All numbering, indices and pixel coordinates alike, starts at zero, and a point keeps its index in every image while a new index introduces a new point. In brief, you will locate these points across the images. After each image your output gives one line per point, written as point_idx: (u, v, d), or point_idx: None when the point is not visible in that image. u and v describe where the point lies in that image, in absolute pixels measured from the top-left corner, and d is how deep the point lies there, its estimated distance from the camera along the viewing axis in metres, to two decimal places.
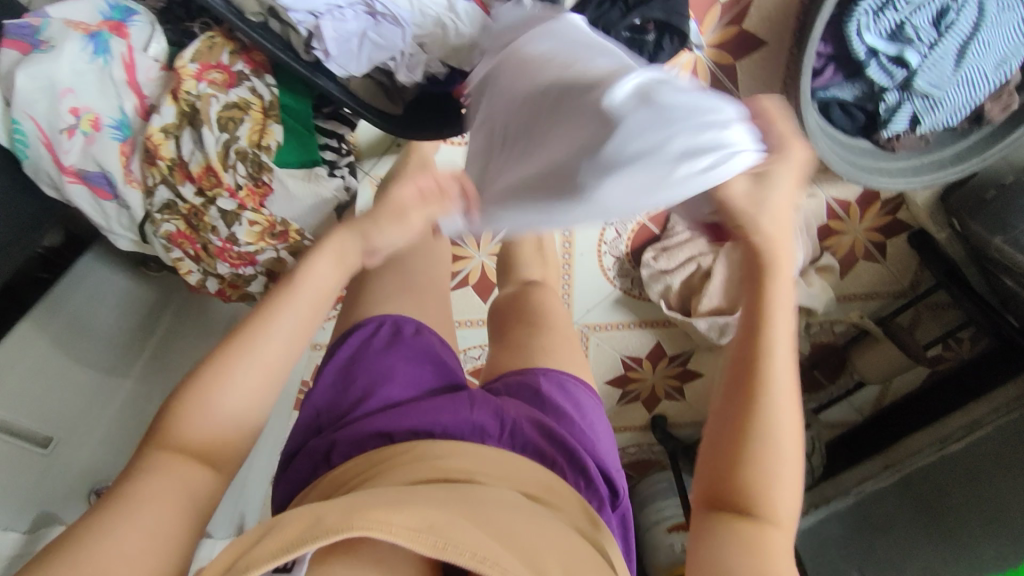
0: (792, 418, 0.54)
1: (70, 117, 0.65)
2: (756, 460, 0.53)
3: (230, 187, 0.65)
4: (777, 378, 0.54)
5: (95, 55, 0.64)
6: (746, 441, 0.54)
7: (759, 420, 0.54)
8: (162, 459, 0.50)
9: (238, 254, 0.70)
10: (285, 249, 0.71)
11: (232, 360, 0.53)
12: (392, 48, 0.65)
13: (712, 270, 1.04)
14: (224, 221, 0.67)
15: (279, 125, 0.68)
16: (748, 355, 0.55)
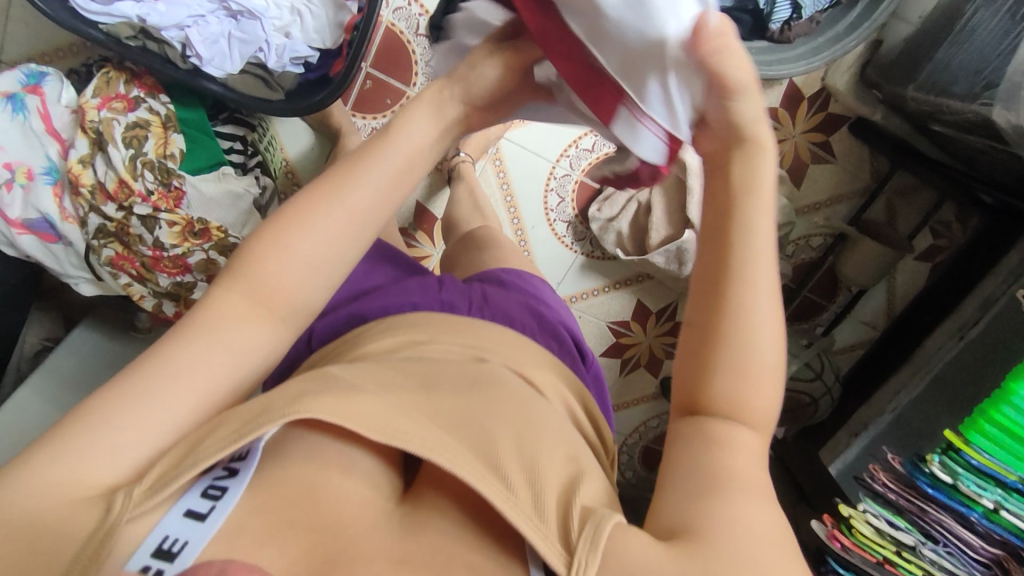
0: (772, 323, 0.49)
1: (5, 172, 0.74)
2: (736, 350, 0.48)
3: (142, 193, 0.73)
4: (756, 270, 0.48)
5: (15, 113, 0.74)
6: (723, 327, 0.49)
7: (733, 307, 0.48)
8: (230, 305, 0.51)
9: (172, 261, 0.76)
10: (211, 247, 0.76)
11: (300, 222, 0.52)
12: (256, 40, 0.73)
13: (650, 203, 1.06)
14: (145, 227, 0.74)
15: (179, 134, 0.76)
16: (723, 237, 0.49)
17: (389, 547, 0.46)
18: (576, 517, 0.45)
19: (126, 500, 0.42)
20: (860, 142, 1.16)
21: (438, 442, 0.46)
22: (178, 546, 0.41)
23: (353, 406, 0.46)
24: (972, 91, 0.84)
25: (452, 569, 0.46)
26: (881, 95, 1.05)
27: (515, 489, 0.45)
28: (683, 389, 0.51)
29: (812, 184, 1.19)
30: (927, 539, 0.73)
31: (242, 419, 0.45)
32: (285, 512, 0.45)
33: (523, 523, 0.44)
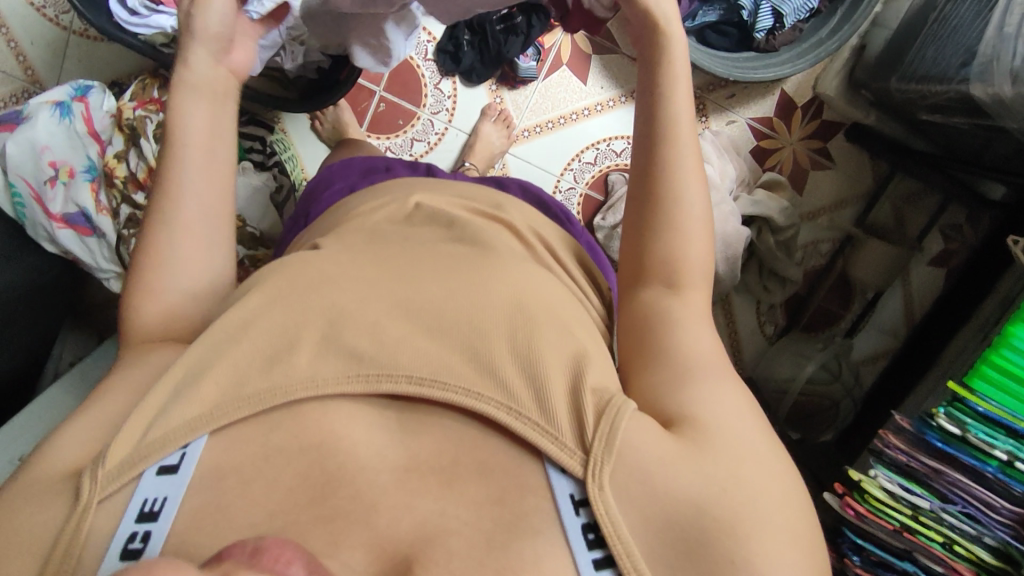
0: (698, 184, 0.55)
1: (50, 169, 0.82)
2: (669, 208, 0.54)
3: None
4: (681, 140, 0.55)
5: (62, 117, 0.84)
6: (658, 195, 0.55)
7: (661, 170, 0.55)
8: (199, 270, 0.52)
9: None
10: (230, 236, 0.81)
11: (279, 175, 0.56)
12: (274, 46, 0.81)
13: None
14: None
15: (204, 132, 0.84)
16: (648, 116, 0.56)
17: (395, 451, 0.46)
18: (590, 401, 0.45)
19: (91, 482, 0.42)
20: (856, 148, 1.21)
21: (439, 360, 0.47)
22: (157, 506, 0.43)
23: (328, 366, 0.47)
24: (949, 75, 0.87)
25: (461, 468, 0.45)
26: (870, 94, 1.09)
27: (521, 402, 0.45)
28: (633, 264, 0.56)
29: (814, 190, 1.23)
30: (945, 501, 0.69)
31: (209, 401, 0.45)
32: (269, 439, 0.46)
33: (536, 434, 0.44)
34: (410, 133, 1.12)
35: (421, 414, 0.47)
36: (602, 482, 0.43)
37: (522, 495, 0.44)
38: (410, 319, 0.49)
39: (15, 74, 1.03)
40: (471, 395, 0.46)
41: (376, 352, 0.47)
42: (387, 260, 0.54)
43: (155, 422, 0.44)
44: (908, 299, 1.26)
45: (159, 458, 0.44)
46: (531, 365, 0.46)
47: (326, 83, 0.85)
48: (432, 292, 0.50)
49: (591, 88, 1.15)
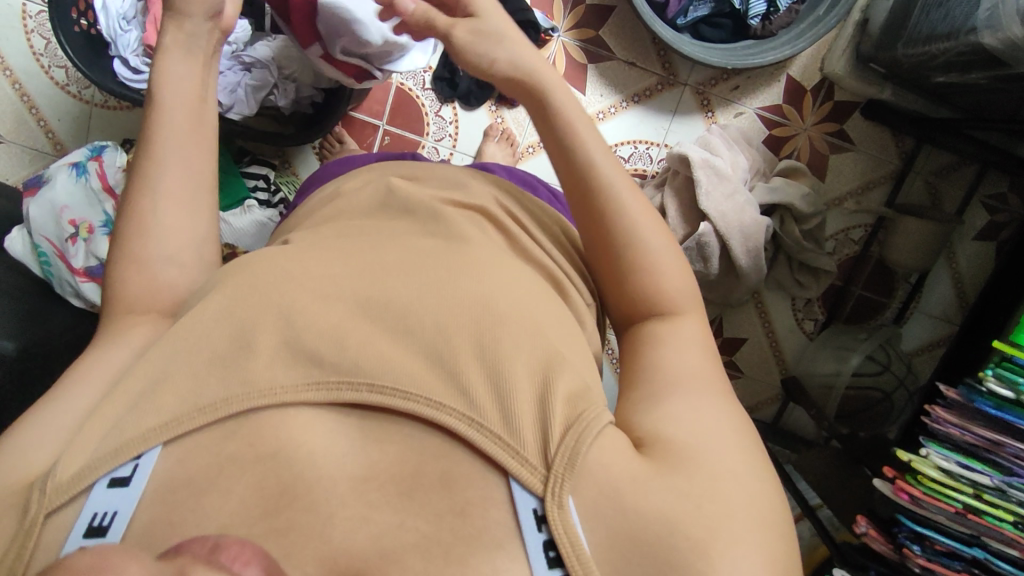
0: (645, 215, 0.53)
1: (70, 227, 0.87)
2: (631, 262, 0.52)
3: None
4: (607, 181, 0.53)
5: (79, 177, 0.89)
6: (616, 251, 0.52)
7: (609, 224, 0.52)
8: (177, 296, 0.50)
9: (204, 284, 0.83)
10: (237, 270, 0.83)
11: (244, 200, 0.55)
12: (266, 84, 0.84)
13: (664, 206, 1.06)
14: None
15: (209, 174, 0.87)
16: (568, 174, 0.54)
17: (354, 459, 0.41)
18: (561, 411, 0.41)
19: (40, 496, 0.38)
20: (877, 124, 1.15)
21: (405, 367, 0.42)
22: (108, 520, 0.38)
23: (285, 371, 0.42)
24: (958, 26, 0.82)
25: (423, 479, 0.40)
26: (880, 67, 1.05)
27: (482, 413, 0.41)
28: (621, 306, 0.53)
29: (837, 174, 1.17)
30: (1011, 475, 0.63)
31: (167, 411, 0.40)
32: (223, 449, 0.40)
33: (496, 449, 0.40)
34: None
35: (381, 424, 0.42)
36: (561, 500, 0.38)
37: (484, 509, 0.39)
38: (373, 319, 0.45)
39: (44, 150, 1.11)
40: (432, 405, 0.41)
41: (338, 359, 0.42)
42: (353, 255, 0.50)
43: (106, 435, 0.40)
44: (957, 279, 1.18)
45: (110, 470, 0.39)
46: (489, 351, 0.43)
47: (322, 115, 0.88)
48: (399, 288, 0.46)
49: (590, 98, 1.14)
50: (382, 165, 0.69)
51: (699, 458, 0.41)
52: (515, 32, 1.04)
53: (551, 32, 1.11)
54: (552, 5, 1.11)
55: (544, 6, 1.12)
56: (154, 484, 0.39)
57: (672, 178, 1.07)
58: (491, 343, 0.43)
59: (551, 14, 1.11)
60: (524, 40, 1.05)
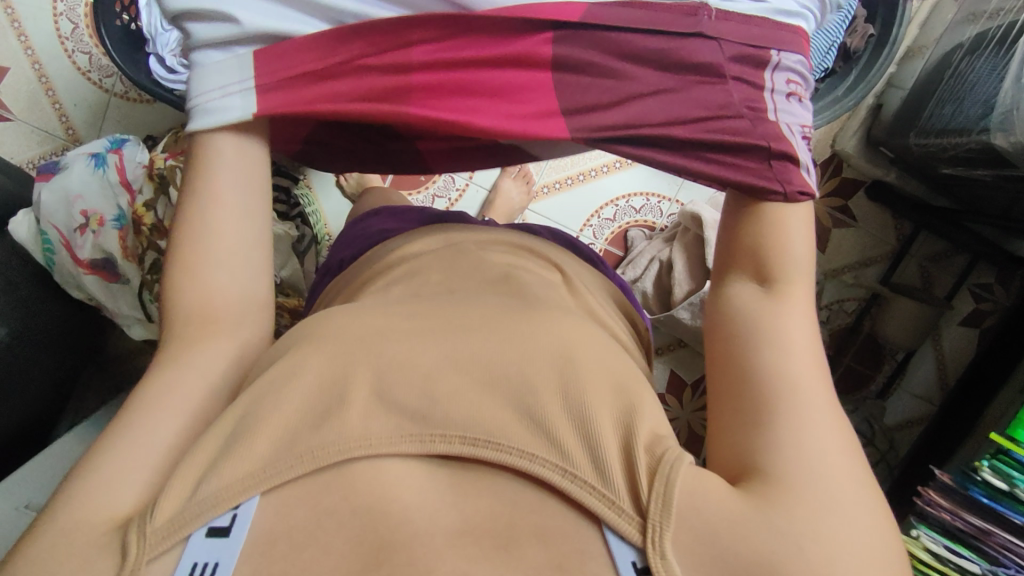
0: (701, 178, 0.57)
1: (81, 217, 0.85)
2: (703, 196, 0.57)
3: None
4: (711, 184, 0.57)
5: (97, 167, 0.87)
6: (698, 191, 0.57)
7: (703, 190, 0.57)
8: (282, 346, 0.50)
9: None
10: None
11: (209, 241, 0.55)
12: None
13: (673, 260, 1.08)
14: None
15: None
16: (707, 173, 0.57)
17: (448, 515, 0.40)
18: (644, 460, 0.41)
19: (140, 540, 0.39)
20: (878, 205, 1.19)
21: (490, 415, 0.43)
22: (208, 572, 0.38)
23: (383, 423, 0.43)
24: (970, 125, 0.86)
25: (518, 532, 0.40)
26: (889, 151, 1.09)
27: (577, 464, 0.41)
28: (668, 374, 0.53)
29: (837, 248, 1.20)
30: (996, 564, 0.65)
31: (260, 456, 0.41)
32: (320, 501, 0.40)
33: (590, 496, 0.40)
34: (431, 189, 1.15)
35: (472, 480, 0.42)
36: (664, 550, 0.38)
37: (581, 562, 0.39)
38: (458, 370, 0.45)
39: (55, 133, 1.09)
40: (525, 456, 0.41)
41: (428, 410, 0.43)
42: (433, 309, 0.51)
43: (205, 482, 0.40)
44: (942, 362, 1.21)
45: (207, 520, 0.39)
46: (577, 404, 0.43)
47: None
48: (479, 345, 0.47)
49: None
50: (434, 223, 0.70)
51: (799, 491, 0.42)
52: None
53: None
54: None
55: None
56: (252, 535, 0.39)
57: (682, 234, 1.10)
58: (576, 397, 0.43)
59: None
60: None
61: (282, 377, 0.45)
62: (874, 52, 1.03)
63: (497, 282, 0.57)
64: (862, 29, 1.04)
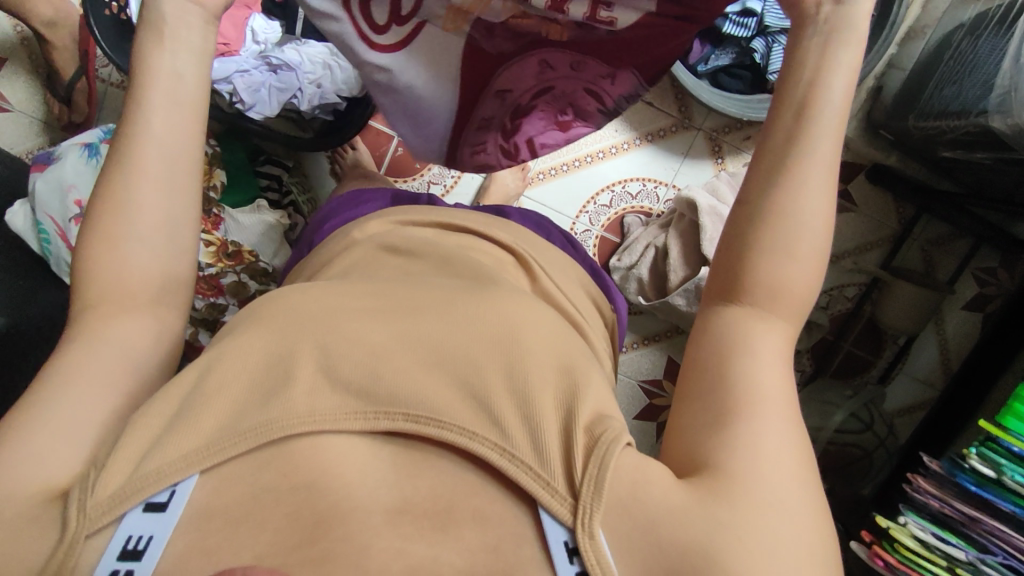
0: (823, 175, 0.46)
1: (76, 207, 0.86)
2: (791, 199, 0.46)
3: None
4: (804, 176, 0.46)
5: (89, 158, 0.88)
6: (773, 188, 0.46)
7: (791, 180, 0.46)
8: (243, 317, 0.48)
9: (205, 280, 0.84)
10: (241, 269, 0.84)
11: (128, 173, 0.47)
12: (291, 88, 0.84)
13: (667, 246, 1.08)
14: None
15: (221, 170, 0.86)
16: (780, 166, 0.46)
17: (387, 491, 0.41)
18: (580, 439, 0.39)
19: (80, 514, 0.37)
20: (881, 188, 1.16)
21: (435, 395, 0.42)
22: (143, 544, 0.38)
23: (327, 400, 0.42)
24: (969, 106, 0.85)
25: (456, 513, 0.40)
26: (890, 133, 1.07)
27: (515, 443, 0.40)
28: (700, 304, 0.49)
29: (838, 232, 1.19)
30: (983, 552, 0.65)
31: (206, 432, 0.40)
32: (258, 479, 0.40)
33: (526, 477, 0.39)
34: (426, 176, 1.14)
35: (415, 459, 0.42)
36: (593, 532, 0.38)
37: (516, 544, 0.39)
38: (412, 351, 0.44)
39: (54, 123, 1.10)
40: (465, 435, 0.41)
41: (373, 386, 0.42)
42: (388, 293, 0.50)
43: (148, 455, 0.39)
44: (944, 346, 1.20)
45: (146, 496, 0.38)
46: (521, 382, 0.42)
47: (341, 125, 0.87)
48: (429, 328, 0.45)
49: (604, 131, 1.14)
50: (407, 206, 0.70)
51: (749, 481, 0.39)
52: None
53: None
54: None
55: None
56: (189, 511, 0.39)
57: (677, 220, 1.09)
58: (522, 375, 0.42)
59: None
60: None
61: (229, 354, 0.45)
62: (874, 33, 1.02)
63: (452, 262, 0.57)
64: None
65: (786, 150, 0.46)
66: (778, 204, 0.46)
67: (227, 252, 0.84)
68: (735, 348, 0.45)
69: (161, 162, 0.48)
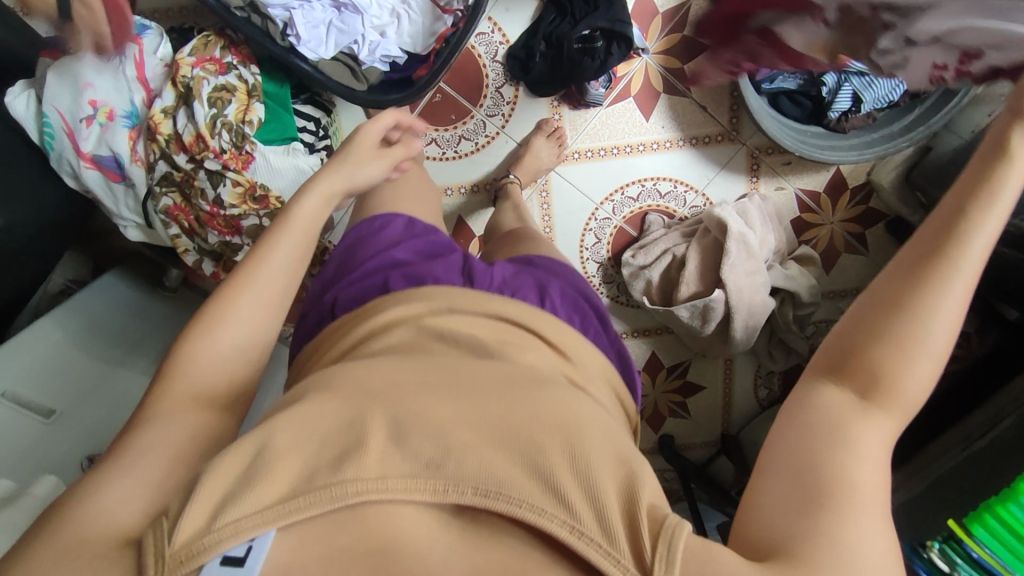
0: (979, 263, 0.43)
1: (89, 109, 0.77)
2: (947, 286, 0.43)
3: (216, 150, 0.75)
4: (964, 262, 0.43)
5: (111, 57, 0.78)
6: (937, 262, 0.43)
7: (948, 262, 0.43)
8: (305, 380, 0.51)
9: (225, 220, 0.79)
10: (266, 214, 0.79)
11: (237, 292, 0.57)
12: (354, 33, 0.77)
13: (686, 259, 1.08)
14: (210, 182, 0.77)
15: (260, 104, 0.78)
16: (941, 235, 0.44)
17: (458, 561, 0.40)
18: (646, 521, 0.41)
19: (157, 565, 0.37)
20: (896, 241, 1.19)
21: (504, 471, 0.43)
22: None
23: (397, 469, 0.42)
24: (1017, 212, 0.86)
25: None
26: (925, 198, 1.07)
27: (582, 519, 0.41)
28: (826, 357, 0.46)
29: (843, 271, 1.20)
30: None
31: (282, 486, 0.40)
32: (333, 541, 0.40)
33: (593, 551, 0.40)
34: (459, 130, 1.09)
35: (483, 535, 0.42)
36: None
37: None
38: (476, 427, 0.46)
39: None
40: (534, 511, 0.41)
41: (443, 459, 0.43)
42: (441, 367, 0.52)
43: (223, 510, 0.38)
44: None
45: (223, 550, 0.37)
46: (583, 464, 0.44)
47: (399, 80, 0.82)
48: (491, 406, 0.48)
49: (651, 125, 1.10)
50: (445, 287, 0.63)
51: None
52: (607, 41, 1.00)
53: (640, 51, 1.04)
54: (651, 24, 1.05)
55: (642, 23, 1.04)
56: (266, 569, 0.38)
57: (701, 234, 1.08)
58: (583, 456, 0.44)
59: (646, 32, 1.04)
60: (612, 53, 1.00)
61: (300, 409, 0.47)
62: (943, 97, 1.00)
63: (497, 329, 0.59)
64: None
65: (947, 234, 0.44)
66: (936, 267, 0.43)
67: (254, 197, 0.78)
68: (848, 452, 0.42)
69: (263, 279, 0.58)
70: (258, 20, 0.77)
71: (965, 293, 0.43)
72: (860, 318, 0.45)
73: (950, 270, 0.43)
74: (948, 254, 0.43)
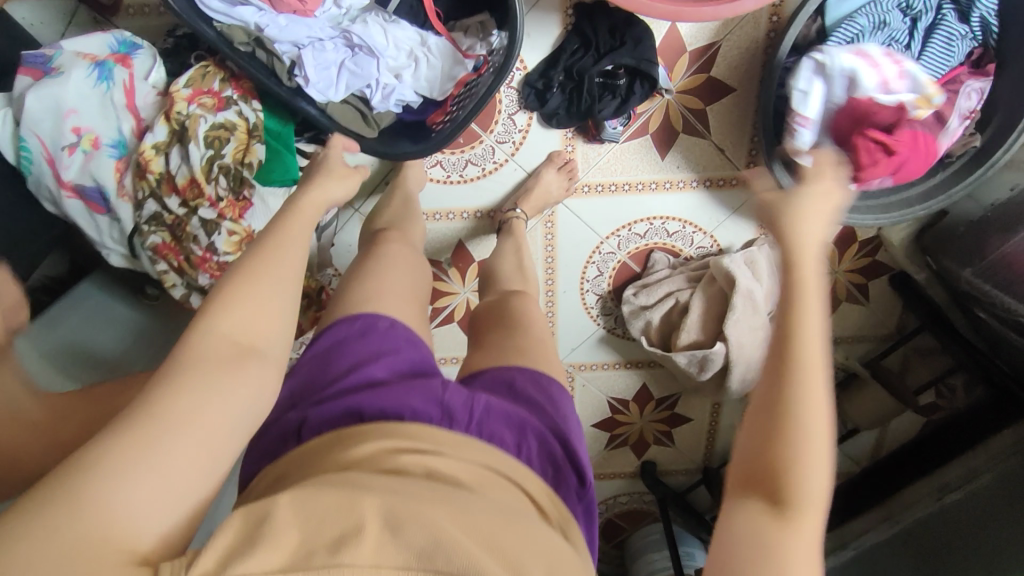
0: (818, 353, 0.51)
1: (72, 136, 0.70)
2: (803, 383, 0.50)
3: (212, 199, 0.70)
4: (805, 353, 0.51)
5: (98, 81, 0.71)
6: (788, 366, 0.51)
7: (792, 362, 0.51)
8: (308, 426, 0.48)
9: (219, 266, 0.72)
10: None
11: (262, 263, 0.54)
12: (367, 77, 0.72)
13: (689, 306, 1.06)
14: (204, 230, 0.70)
15: (261, 145, 0.73)
16: (778, 338, 0.52)
17: None
18: None
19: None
20: (897, 295, 1.18)
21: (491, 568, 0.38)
22: None
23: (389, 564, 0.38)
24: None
25: None
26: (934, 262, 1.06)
27: None
28: (746, 467, 0.51)
29: (841, 320, 1.21)
30: None
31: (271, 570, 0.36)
32: None
33: None
34: (467, 155, 1.04)
35: None
36: None
37: None
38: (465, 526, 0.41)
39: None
40: None
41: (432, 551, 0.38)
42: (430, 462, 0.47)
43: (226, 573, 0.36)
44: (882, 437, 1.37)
45: None
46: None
47: (413, 125, 0.78)
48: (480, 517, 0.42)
49: (666, 165, 1.06)
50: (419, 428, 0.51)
51: None
52: (630, 79, 0.96)
53: (663, 90, 0.99)
54: (677, 60, 0.99)
55: (668, 59, 0.99)
56: None
57: (707, 282, 1.06)
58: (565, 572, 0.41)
59: (671, 70, 1.00)
60: (634, 92, 0.96)
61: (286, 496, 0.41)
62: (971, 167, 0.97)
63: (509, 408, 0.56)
64: (968, 140, 0.97)
65: (785, 336, 0.52)
66: (790, 393, 0.50)
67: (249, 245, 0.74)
68: None
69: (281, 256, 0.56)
70: (262, 57, 0.70)
71: (811, 380, 0.50)
72: (751, 445, 0.51)
73: (801, 367, 0.51)
74: (790, 355, 0.51)
